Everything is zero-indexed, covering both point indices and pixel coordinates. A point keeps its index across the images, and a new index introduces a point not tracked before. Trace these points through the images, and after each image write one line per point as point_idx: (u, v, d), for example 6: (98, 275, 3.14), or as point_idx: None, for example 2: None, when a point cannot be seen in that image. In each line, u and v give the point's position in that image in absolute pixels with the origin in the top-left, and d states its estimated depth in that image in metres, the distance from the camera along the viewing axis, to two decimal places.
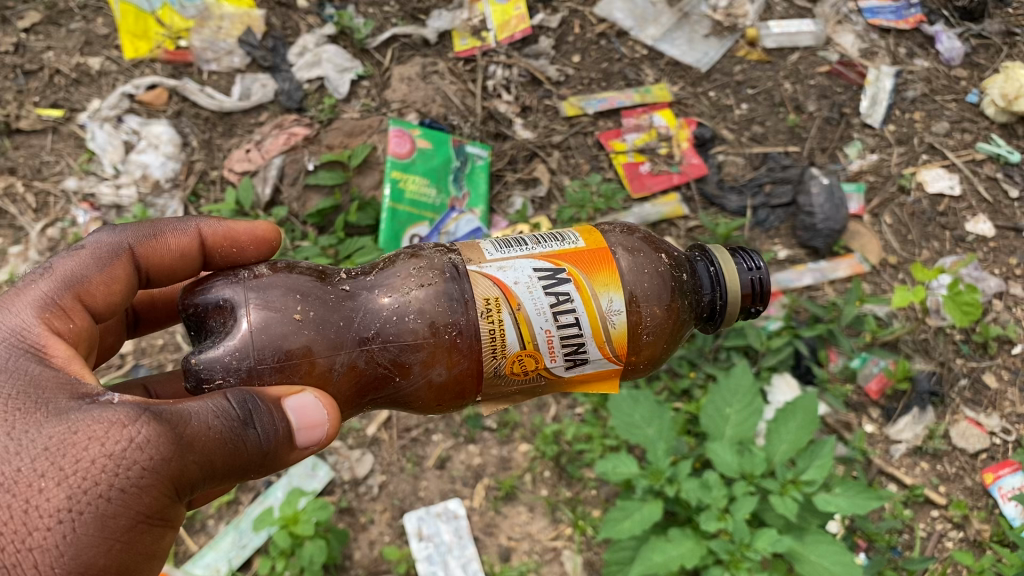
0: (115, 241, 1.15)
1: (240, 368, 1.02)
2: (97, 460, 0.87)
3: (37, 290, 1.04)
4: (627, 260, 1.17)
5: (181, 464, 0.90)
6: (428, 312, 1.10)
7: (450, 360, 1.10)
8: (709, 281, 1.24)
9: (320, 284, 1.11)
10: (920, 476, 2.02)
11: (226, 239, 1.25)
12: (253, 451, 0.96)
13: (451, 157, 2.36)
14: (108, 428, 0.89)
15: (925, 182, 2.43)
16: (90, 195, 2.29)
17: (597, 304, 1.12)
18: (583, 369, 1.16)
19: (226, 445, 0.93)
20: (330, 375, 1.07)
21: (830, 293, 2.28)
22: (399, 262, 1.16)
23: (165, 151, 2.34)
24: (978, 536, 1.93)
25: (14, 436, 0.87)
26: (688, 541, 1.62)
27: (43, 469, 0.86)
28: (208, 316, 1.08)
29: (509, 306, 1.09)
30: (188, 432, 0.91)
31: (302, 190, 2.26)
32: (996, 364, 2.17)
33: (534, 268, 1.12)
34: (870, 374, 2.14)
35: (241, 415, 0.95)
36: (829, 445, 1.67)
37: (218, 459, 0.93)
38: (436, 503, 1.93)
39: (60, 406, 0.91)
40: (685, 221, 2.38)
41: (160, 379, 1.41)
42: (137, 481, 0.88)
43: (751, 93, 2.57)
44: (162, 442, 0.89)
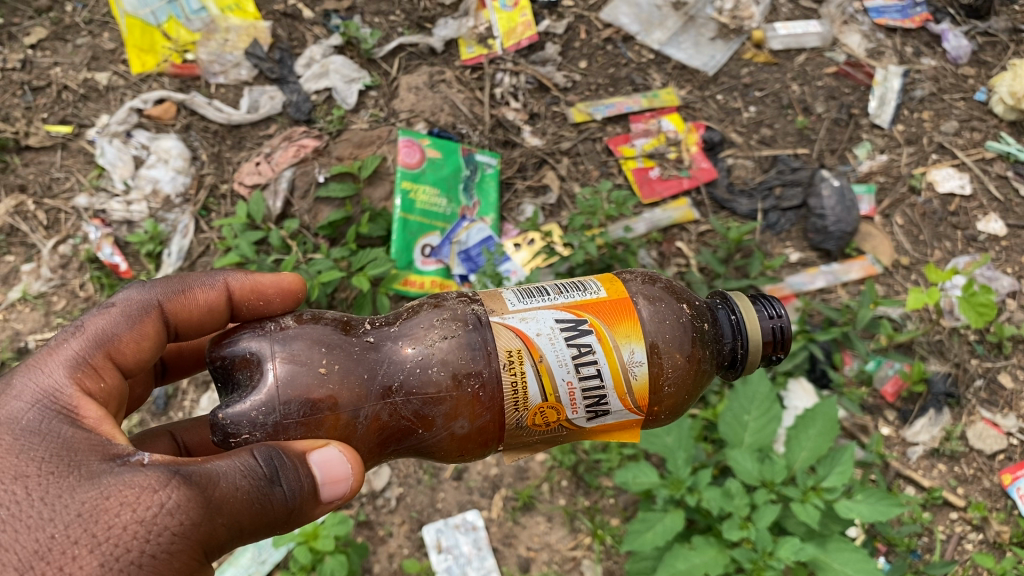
0: (145, 297, 1.15)
1: (266, 423, 1.04)
2: (129, 526, 0.88)
3: (68, 349, 1.05)
4: (649, 309, 1.16)
5: (210, 527, 0.92)
6: (451, 364, 1.10)
7: (472, 413, 1.10)
8: (730, 330, 1.22)
9: (344, 336, 1.12)
10: (938, 478, 2.01)
11: (253, 292, 1.27)
12: (280, 510, 0.97)
13: (461, 166, 2.35)
14: (140, 494, 0.90)
15: (936, 182, 2.43)
16: (101, 211, 2.29)
17: (619, 356, 1.11)
18: (604, 420, 1.16)
19: (253, 505, 0.94)
20: (354, 428, 1.09)
21: (843, 295, 2.28)
22: (423, 311, 1.16)
23: (175, 166, 2.34)
24: (998, 537, 1.93)
25: (48, 502, 0.88)
26: (710, 550, 1.62)
27: (76, 536, 0.87)
28: (236, 368, 1.10)
29: (532, 358, 1.09)
30: (216, 494, 0.92)
31: (313, 203, 2.26)
32: (1011, 364, 2.16)
33: (557, 319, 1.11)
34: (885, 376, 2.14)
35: (268, 473, 0.96)
36: (848, 451, 1.66)
37: (246, 519, 0.94)
38: (454, 514, 1.94)
39: (92, 469, 0.92)
40: (695, 226, 2.38)
41: (187, 427, 1.40)
42: (168, 547, 0.89)
43: (758, 96, 2.56)
44: (191, 506, 0.90)
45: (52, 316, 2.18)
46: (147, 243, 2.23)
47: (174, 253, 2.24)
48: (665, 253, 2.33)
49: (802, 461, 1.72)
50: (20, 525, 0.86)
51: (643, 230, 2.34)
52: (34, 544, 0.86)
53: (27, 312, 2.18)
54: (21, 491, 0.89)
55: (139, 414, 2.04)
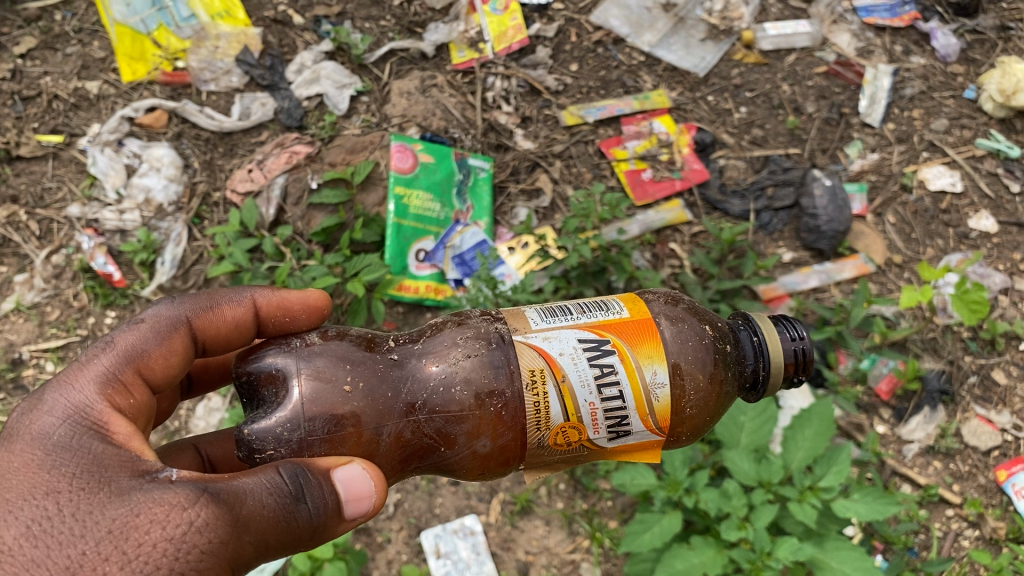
0: (174, 313, 1.17)
1: (291, 440, 1.04)
2: (158, 543, 0.89)
3: (99, 364, 1.06)
4: (671, 330, 1.16)
5: (237, 545, 0.91)
6: (474, 382, 1.10)
7: (494, 432, 1.10)
8: (752, 352, 1.22)
9: (369, 354, 1.13)
10: (934, 475, 2.03)
11: (280, 309, 1.28)
12: (304, 527, 0.97)
13: (454, 171, 2.36)
14: (169, 511, 0.90)
15: (927, 180, 2.44)
16: (94, 220, 2.29)
17: (641, 376, 1.11)
18: (625, 441, 1.16)
19: (279, 523, 0.94)
20: (377, 445, 1.09)
21: (836, 294, 2.29)
22: (446, 329, 1.17)
23: (167, 174, 2.33)
24: (994, 534, 1.94)
25: (79, 519, 0.90)
26: (709, 550, 1.62)
27: (107, 552, 0.88)
28: (261, 385, 1.10)
29: (555, 378, 1.09)
30: (243, 512, 0.92)
31: (306, 209, 2.27)
32: (1005, 360, 2.17)
33: (579, 339, 1.11)
34: (880, 374, 2.15)
35: (294, 490, 0.96)
36: (845, 451, 1.66)
37: (272, 537, 0.94)
38: (452, 519, 1.94)
39: (122, 485, 0.93)
40: (688, 227, 2.39)
41: (210, 440, 1.40)
42: (196, 565, 0.89)
43: (749, 96, 2.57)
44: (220, 524, 0.91)
45: (46, 327, 2.19)
46: (141, 251, 2.23)
47: (168, 261, 2.25)
48: (658, 255, 2.33)
49: (798, 462, 1.72)
50: (52, 541, 0.88)
51: (636, 232, 2.34)
52: (66, 560, 0.87)
53: (21, 323, 2.20)
54: (52, 507, 0.90)
55: None
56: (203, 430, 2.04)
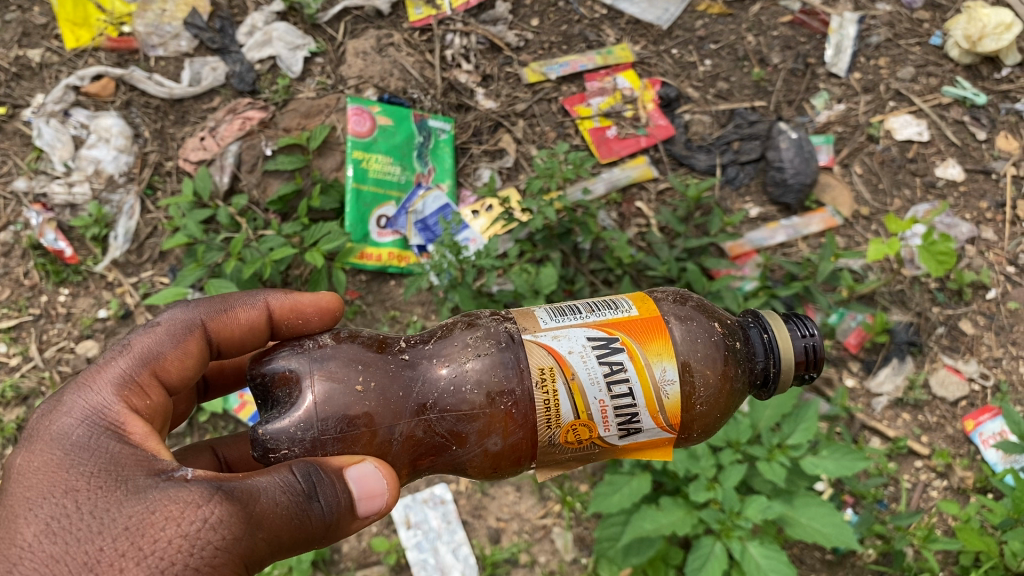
0: (189, 316, 1.14)
1: (305, 439, 1.01)
2: (173, 540, 0.86)
3: (117, 366, 1.04)
4: (681, 329, 1.12)
5: (250, 541, 0.88)
6: (485, 382, 1.07)
7: (505, 430, 1.07)
8: (762, 349, 1.17)
9: (379, 355, 1.09)
10: (903, 427, 2.04)
11: (292, 311, 1.23)
12: (318, 524, 0.93)
13: (414, 133, 2.30)
14: (184, 508, 0.87)
15: (894, 130, 2.42)
16: (42, 195, 2.21)
17: (650, 373, 1.07)
18: (636, 438, 1.11)
19: (292, 520, 0.91)
20: (389, 446, 1.06)
21: (803, 249, 2.27)
22: (458, 330, 1.13)
23: (117, 144, 2.25)
24: (962, 483, 1.95)
25: (96, 516, 0.87)
26: (678, 510, 1.60)
27: (123, 549, 0.85)
28: (273, 386, 1.07)
29: (564, 375, 1.05)
30: (257, 508, 0.89)
31: (261, 176, 2.20)
32: (972, 310, 2.17)
33: (588, 337, 1.07)
34: (848, 328, 2.14)
35: (306, 489, 0.93)
36: (813, 407, 1.66)
37: (286, 535, 0.91)
38: (421, 489, 1.92)
39: (138, 483, 0.90)
40: (654, 184, 2.36)
41: (228, 442, 1.38)
42: (211, 562, 0.86)
43: (713, 49, 2.51)
44: (234, 522, 0.88)
45: None
46: (92, 226, 2.16)
47: (121, 235, 2.19)
48: (625, 215, 2.30)
49: (766, 420, 1.70)
50: (71, 537, 0.86)
51: (601, 191, 2.31)
52: (84, 557, 0.85)
53: None
54: (71, 504, 0.88)
55: None
56: None
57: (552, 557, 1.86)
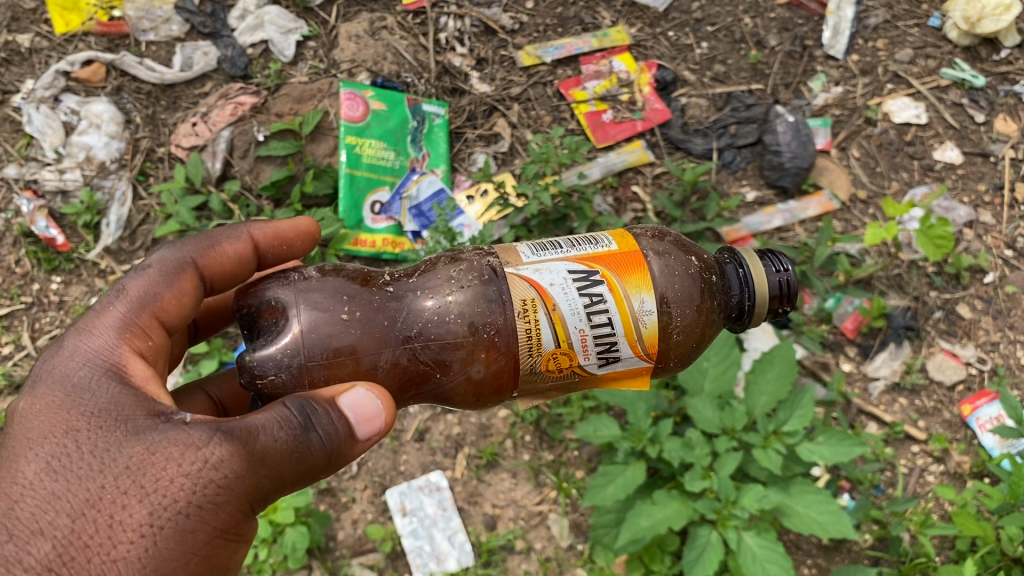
0: (178, 256, 1.17)
1: (292, 365, 1.03)
2: (175, 479, 0.90)
3: (116, 313, 1.08)
4: (659, 262, 1.12)
5: (251, 477, 0.92)
6: (467, 314, 1.07)
7: (487, 358, 1.07)
8: (736, 282, 1.17)
9: (365, 287, 1.10)
10: (899, 412, 2.04)
11: (276, 238, 1.34)
12: (319, 456, 0.96)
13: (408, 118, 2.27)
14: (185, 449, 0.91)
15: (892, 113, 2.40)
16: (33, 181, 2.18)
17: (629, 305, 1.07)
18: (615, 367, 1.11)
19: (292, 454, 0.94)
20: (374, 373, 1.07)
21: (801, 233, 2.26)
22: (440, 264, 1.13)
23: (108, 130, 2.24)
24: (958, 468, 1.95)
25: (98, 454, 0.91)
26: (674, 503, 1.59)
27: (126, 486, 0.89)
28: (261, 316, 1.09)
29: (545, 306, 1.05)
30: (257, 447, 0.92)
31: (254, 162, 2.18)
32: (970, 294, 2.16)
33: (569, 270, 1.07)
34: (845, 313, 2.13)
35: (303, 421, 0.96)
36: (809, 394, 1.65)
37: (286, 469, 0.94)
38: (417, 476, 1.92)
39: (138, 423, 0.94)
40: (650, 169, 2.34)
41: (217, 380, 1.42)
42: (213, 498, 0.91)
43: (710, 31, 2.48)
44: (234, 460, 0.91)
45: None
46: (84, 213, 2.14)
47: (113, 222, 2.18)
48: (621, 199, 2.29)
49: (762, 406, 1.69)
50: (73, 475, 0.90)
51: (597, 176, 2.30)
52: (87, 493, 0.89)
53: None
54: (72, 444, 0.92)
55: None
56: None
57: (548, 543, 1.85)
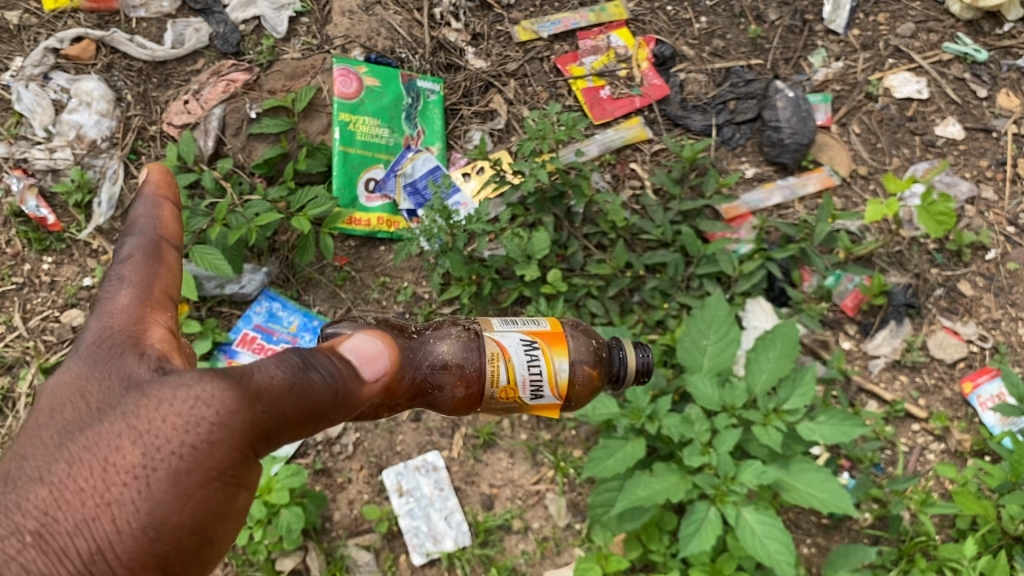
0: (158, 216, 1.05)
1: None
2: (167, 420, 0.86)
3: (119, 272, 1.01)
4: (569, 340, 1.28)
5: (249, 413, 0.87)
6: (458, 357, 1.20)
7: (465, 387, 1.19)
8: (619, 364, 1.30)
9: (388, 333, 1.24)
10: (899, 389, 2.02)
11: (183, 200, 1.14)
12: (322, 392, 0.91)
13: (402, 94, 2.25)
14: (177, 391, 0.87)
15: (893, 88, 2.36)
16: (22, 160, 2.15)
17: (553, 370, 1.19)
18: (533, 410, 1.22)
19: (293, 390, 0.89)
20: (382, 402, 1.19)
21: (800, 210, 2.24)
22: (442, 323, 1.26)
23: (99, 109, 2.20)
24: (959, 446, 1.93)
25: (101, 407, 0.89)
26: (672, 476, 1.59)
27: (120, 431, 0.86)
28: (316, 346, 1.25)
29: (505, 359, 1.17)
30: (252, 383, 0.88)
31: (247, 139, 2.15)
32: (971, 271, 2.14)
33: (522, 338, 1.19)
34: (845, 290, 2.09)
35: (301, 361, 0.91)
36: (810, 372, 1.63)
37: (287, 407, 0.89)
38: (414, 456, 1.90)
39: (139, 375, 0.90)
40: (649, 145, 2.31)
41: None
42: (208, 437, 0.86)
43: (709, 6, 2.45)
44: (226, 396, 0.86)
45: None
46: (74, 192, 2.12)
47: (105, 201, 2.14)
48: (619, 176, 2.27)
49: (762, 384, 1.68)
50: (80, 430, 0.88)
51: (595, 153, 2.27)
52: (88, 445, 0.87)
53: None
54: (82, 404, 0.90)
55: None
56: None
57: (545, 523, 1.84)
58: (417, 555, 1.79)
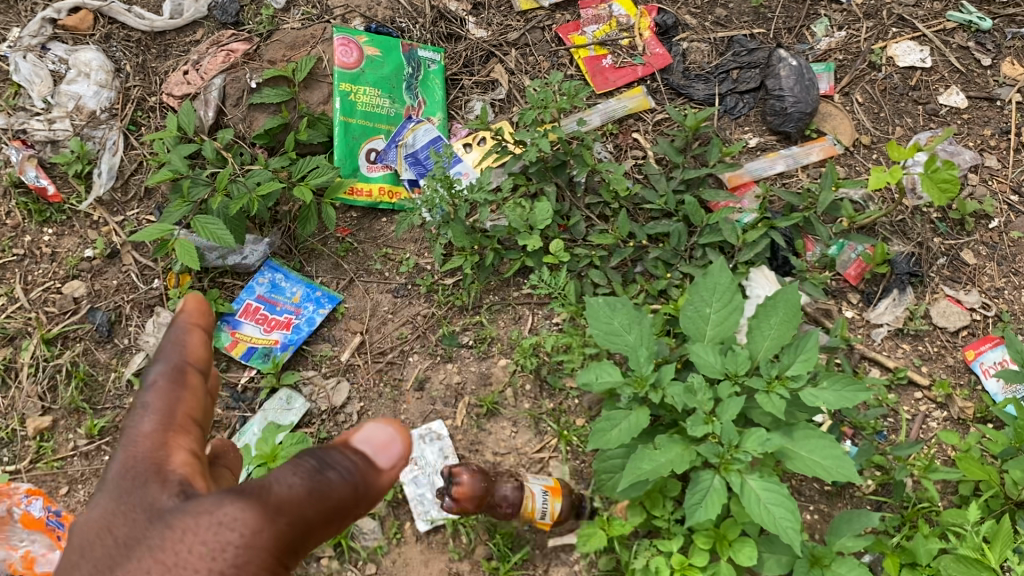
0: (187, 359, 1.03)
1: None
2: (193, 548, 0.88)
3: (142, 400, 1.00)
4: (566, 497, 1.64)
5: (272, 530, 0.91)
6: None
7: None
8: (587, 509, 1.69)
9: None
10: (903, 358, 2.02)
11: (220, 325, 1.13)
12: (341, 490, 0.96)
13: (403, 64, 2.23)
14: (198, 517, 0.90)
15: (896, 56, 2.35)
16: (21, 132, 2.13)
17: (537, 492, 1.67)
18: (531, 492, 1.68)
19: (312, 494, 0.94)
20: None
21: (803, 179, 2.23)
22: None
23: (97, 79, 2.19)
24: (962, 414, 1.94)
25: (128, 540, 0.91)
26: (675, 447, 1.58)
27: (148, 566, 0.88)
28: None
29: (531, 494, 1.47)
30: (272, 499, 0.92)
31: (247, 110, 2.14)
32: (974, 240, 2.14)
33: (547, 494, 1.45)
34: (848, 260, 2.11)
35: (316, 463, 0.96)
36: (814, 338, 1.62)
37: (310, 512, 0.94)
38: (418, 426, 1.93)
39: (160, 505, 0.92)
40: (651, 115, 2.30)
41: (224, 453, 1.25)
42: (235, 561, 0.88)
43: None
44: (250, 516, 0.90)
45: None
46: (75, 163, 2.11)
47: (105, 172, 2.13)
48: (621, 146, 2.26)
49: (765, 351, 1.67)
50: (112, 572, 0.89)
51: (597, 122, 2.26)
52: None
53: None
54: (110, 541, 0.92)
55: (82, 342, 1.99)
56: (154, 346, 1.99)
57: None
58: (420, 522, 1.80)
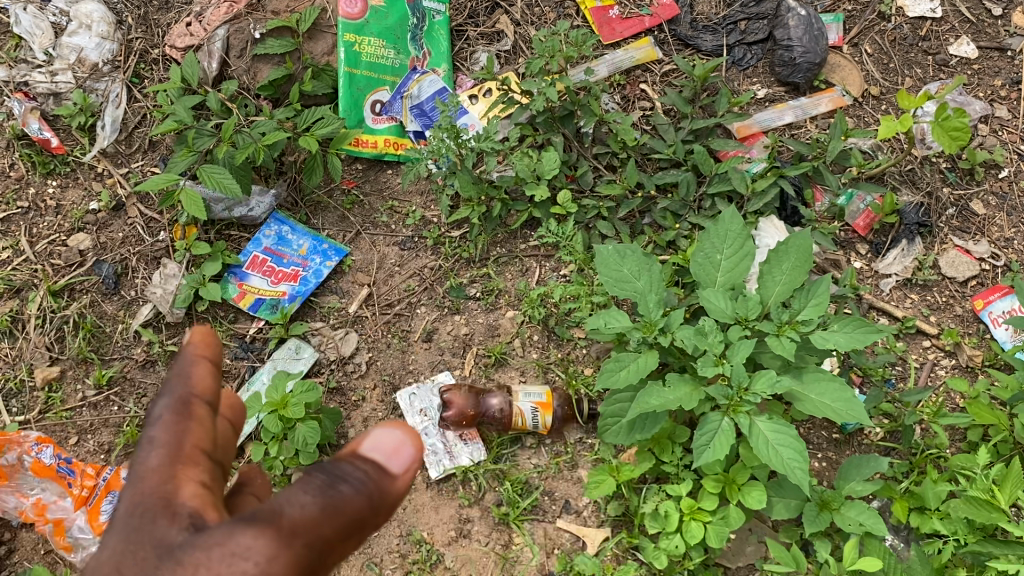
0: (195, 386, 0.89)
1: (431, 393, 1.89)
2: None
3: (148, 436, 0.85)
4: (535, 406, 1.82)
5: (289, 555, 0.75)
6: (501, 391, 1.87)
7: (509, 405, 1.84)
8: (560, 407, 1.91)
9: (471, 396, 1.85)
10: (911, 307, 2.02)
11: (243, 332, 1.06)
12: (357, 504, 0.81)
13: (407, 14, 2.19)
14: (210, 549, 0.74)
15: (907, 7, 2.32)
16: (23, 84, 2.11)
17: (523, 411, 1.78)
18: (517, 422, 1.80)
19: (329, 513, 0.79)
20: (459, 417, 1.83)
21: (812, 130, 2.22)
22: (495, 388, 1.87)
23: (99, 31, 2.17)
24: (970, 362, 1.94)
25: None
26: (684, 387, 1.58)
27: None
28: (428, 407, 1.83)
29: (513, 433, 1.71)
30: (284, 522, 0.77)
31: (251, 61, 2.12)
32: (984, 190, 2.13)
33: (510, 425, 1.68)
34: (857, 210, 2.09)
35: (326, 478, 0.81)
36: (825, 284, 1.62)
37: (329, 532, 0.79)
38: (427, 376, 1.93)
39: (169, 540, 0.76)
40: (659, 66, 2.28)
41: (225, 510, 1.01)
42: None
43: None
44: (264, 542, 0.75)
45: None
46: (78, 115, 2.09)
47: (109, 124, 2.12)
48: (628, 97, 2.24)
49: (776, 297, 1.67)
50: None
51: (604, 73, 2.24)
52: None
53: None
54: None
55: (89, 295, 1.99)
56: (162, 297, 1.95)
57: (558, 438, 1.84)
58: (433, 471, 1.80)
